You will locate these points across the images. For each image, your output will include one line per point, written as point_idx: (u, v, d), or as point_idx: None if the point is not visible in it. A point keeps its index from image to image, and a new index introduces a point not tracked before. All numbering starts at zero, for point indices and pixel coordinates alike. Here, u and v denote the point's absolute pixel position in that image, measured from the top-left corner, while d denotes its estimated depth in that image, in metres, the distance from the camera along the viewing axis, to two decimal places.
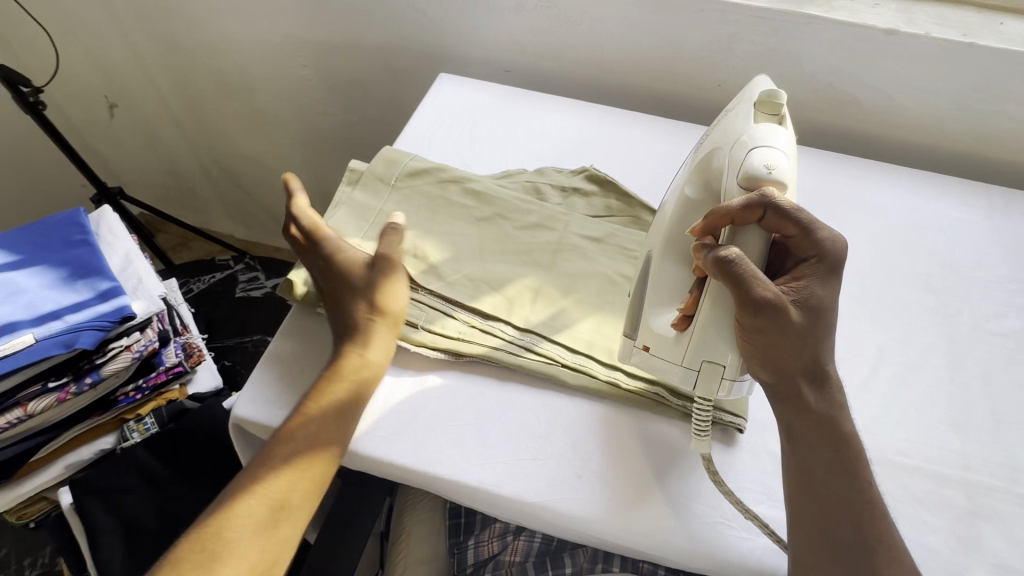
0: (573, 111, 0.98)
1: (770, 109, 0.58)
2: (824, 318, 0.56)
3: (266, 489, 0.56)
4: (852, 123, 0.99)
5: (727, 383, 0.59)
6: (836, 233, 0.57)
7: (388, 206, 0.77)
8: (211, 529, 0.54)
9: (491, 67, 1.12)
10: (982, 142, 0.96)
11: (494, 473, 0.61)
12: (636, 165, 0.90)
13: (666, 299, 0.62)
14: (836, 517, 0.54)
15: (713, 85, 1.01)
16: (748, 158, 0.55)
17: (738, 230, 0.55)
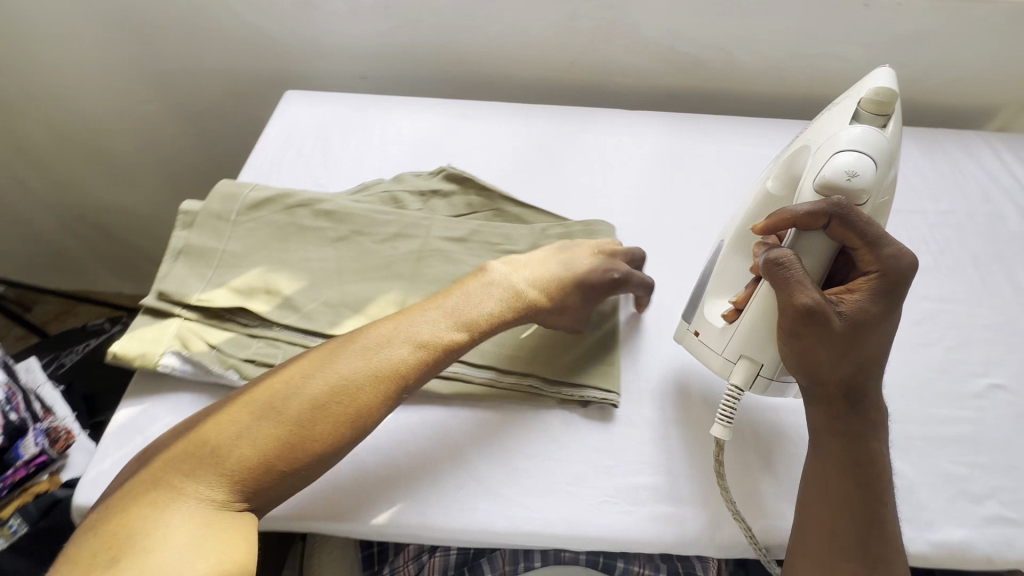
0: (430, 112, 0.95)
1: (877, 108, 0.56)
2: (870, 338, 0.52)
3: (326, 385, 0.54)
4: (700, 83, 1.02)
5: (763, 379, 0.58)
6: (906, 248, 0.52)
7: (230, 243, 0.72)
8: (264, 399, 0.53)
9: (344, 77, 1.07)
10: (818, 83, 1.01)
11: (411, 507, 0.57)
12: (499, 155, 0.89)
13: (724, 289, 0.62)
14: (823, 522, 0.52)
15: (566, 64, 1.01)
16: (837, 158, 0.53)
17: (801, 234, 0.53)
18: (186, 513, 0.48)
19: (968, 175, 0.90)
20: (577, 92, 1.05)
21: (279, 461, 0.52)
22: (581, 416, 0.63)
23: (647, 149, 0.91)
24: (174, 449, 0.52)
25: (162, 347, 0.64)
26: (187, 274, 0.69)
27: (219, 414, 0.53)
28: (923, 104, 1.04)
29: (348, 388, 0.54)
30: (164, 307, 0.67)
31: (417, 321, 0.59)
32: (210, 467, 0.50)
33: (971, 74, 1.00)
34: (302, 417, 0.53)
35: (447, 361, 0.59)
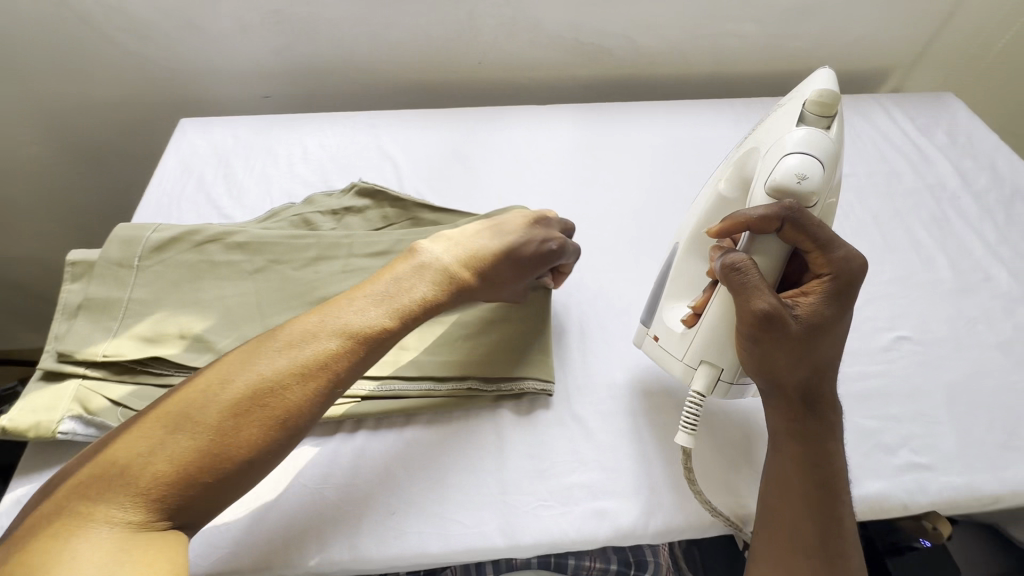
0: (337, 127, 0.92)
1: (825, 108, 0.56)
2: (826, 341, 0.53)
3: (248, 384, 0.49)
4: (607, 71, 1.03)
5: (724, 384, 0.58)
6: (857, 251, 0.53)
7: (134, 291, 0.67)
8: (178, 407, 0.48)
9: (245, 97, 1.03)
10: (718, 62, 1.04)
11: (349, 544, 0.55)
12: (411, 164, 0.87)
13: (682, 293, 0.61)
14: (784, 522, 0.52)
15: (472, 64, 1.00)
16: (786, 161, 0.54)
17: (756, 239, 0.53)
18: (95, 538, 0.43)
19: (863, 138, 0.95)
20: (487, 91, 1.04)
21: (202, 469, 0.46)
22: (512, 421, 0.62)
23: (560, 143, 0.91)
24: (80, 471, 0.46)
25: (60, 413, 0.59)
26: (86, 331, 0.64)
27: (129, 429, 0.48)
28: (818, 72, 1.09)
29: (273, 386, 0.49)
30: (60, 370, 0.62)
31: (346, 307, 0.55)
32: (121, 487, 0.45)
33: (859, 41, 1.05)
34: (223, 422, 0.48)
35: (384, 347, 0.55)
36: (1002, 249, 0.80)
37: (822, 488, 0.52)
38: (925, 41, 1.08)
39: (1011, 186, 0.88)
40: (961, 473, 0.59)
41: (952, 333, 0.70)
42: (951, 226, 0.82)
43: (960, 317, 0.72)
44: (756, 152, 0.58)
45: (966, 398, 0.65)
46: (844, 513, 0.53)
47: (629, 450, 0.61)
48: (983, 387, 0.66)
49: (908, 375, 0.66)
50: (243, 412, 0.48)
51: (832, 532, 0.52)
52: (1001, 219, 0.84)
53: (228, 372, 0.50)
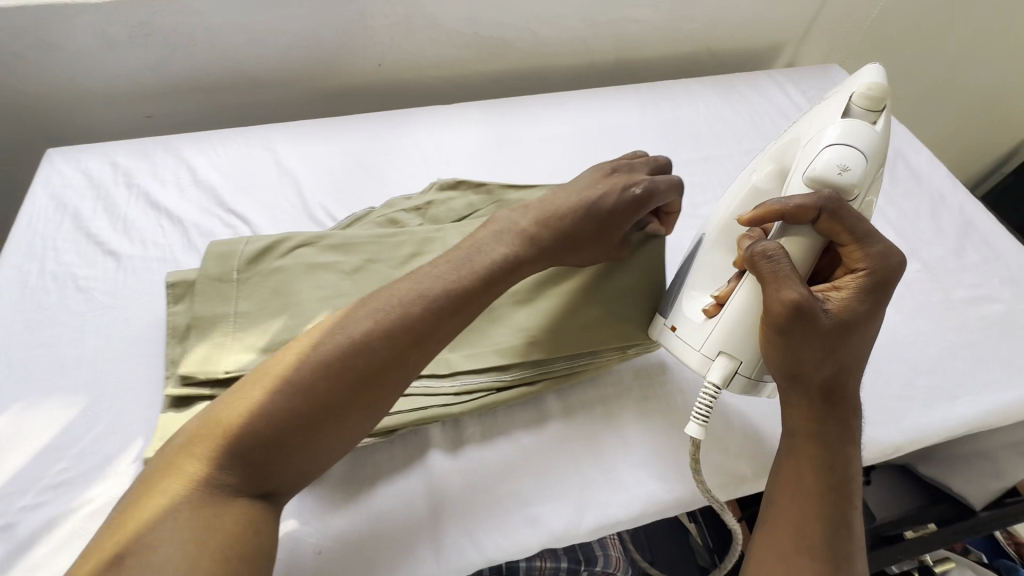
0: (231, 145, 0.86)
1: (869, 106, 0.60)
2: (862, 336, 0.53)
3: (335, 354, 0.48)
4: (513, 64, 1.02)
5: (742, 378, 0.57)
6: (891, 250, 0.54)
7: (238, 306, 0.62)
8: (273, 371, 0.48)
9: (125, 118, 0.95)
10: (621, 49, 1.05)
11: None
12: (315, 175, 0.83)
13: (703, 285, 0.61)
14: (790, 525, 0.51)
15: (372, 65, 0.95)
16: (830, 152, 0.56)
17: (790, 228, 0.55)
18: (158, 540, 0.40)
19: (762, 114, 0.99)
20: (392, 94, 1.01)
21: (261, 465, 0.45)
22: (437, 437, 0.61)
23: (470, 143, 0.89)
24: (188, 428, 0.47)
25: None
26: (200, 354, 0.58)
27: (233, 392, 0.48)
28: (718, 51, 1.12)
29: (360, 357, 0.48)
30: (189, 393, 0.57)
31: (426, 275, 0.54)
32: (218, 451, 0.45)
33: (751, 18, 1.09)
34: (311, 391, 0.47)
35: (468, 314, 0.54)
36: (889, 210, 0.85)
37: (836, 491, 0.51)
38: (811, 16, 1.13)
39: (893, 148, 0.94)
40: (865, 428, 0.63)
41: None
42: None
43: None
44: (797, 145, 0.61)
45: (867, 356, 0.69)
46: (855, 518, 0.51)
47: (551, 453, 0.61)
48: (880, 343, 0.70)
49: None
50: (331, 382, 0.47)
51: (836, 526, 0.51)
52: (886, 180, 0.90)
53: (318, 341, 0.49)
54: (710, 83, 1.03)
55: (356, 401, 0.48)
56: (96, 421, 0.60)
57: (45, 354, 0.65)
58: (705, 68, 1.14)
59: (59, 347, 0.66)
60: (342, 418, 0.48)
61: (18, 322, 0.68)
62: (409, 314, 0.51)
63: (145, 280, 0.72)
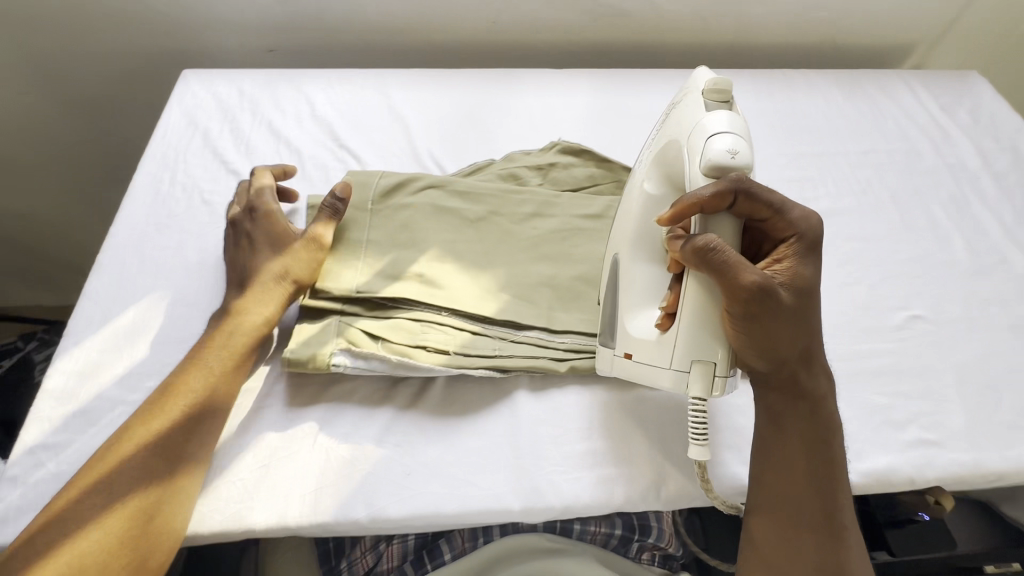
0: (348, 84, 0.89)
1: (719, 94, 0.55)
2: (812, 300, 0.55)
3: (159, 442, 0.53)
4: (627, 36, 1.00)
5: (721, 381, 0.54)
6: (809, 210, 0.55)
7: (370, 234, 0.67)
8: (108, 477, 0.51)
9: (250, 50, 0.99)
10: (741, 32, 1.01)
11: (374, 504, 0.56)
12: (423, 123, 0.85)
13: (644, 300, 0.58)
14: (789, 507, 0.54)
15: (488, 22, 0.96)
16: (711, 144, 0.52)
17: (710, 219, 0.52)
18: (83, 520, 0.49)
19: (885, 114, 0.93)
20: (501, 56, 1.01)
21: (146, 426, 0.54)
22: (527, 388, 0.63)
23: (576, 109, 0.88)
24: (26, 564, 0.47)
25: (330, 345, 0.60)
26: (338, 269, 0.63)
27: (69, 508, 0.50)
28: (842, 45, 1.06)
29: (195, 428, 0.55)
30: (323, 305, 0.62)
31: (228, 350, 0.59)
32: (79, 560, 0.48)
33: (886, 11, 1.01)
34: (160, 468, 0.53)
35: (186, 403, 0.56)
36: (1019, 232, 0.79)
37: (830, 463, 0.54)
38: (953, 14, 1.05)
39: None
40: (969, 450, 0.60)
41: (968, 314, 0.70)
42: (970, 207, 0.81)
43: (975, 299, 0.72)
44: (674, 145, 0.56)
45: (979, 379, 0.65)
46: (843, 478, 0.55)
47: (639, 422, 0.61)
48: (994, 368, 0.66)
49: (922, 355, 0.67)
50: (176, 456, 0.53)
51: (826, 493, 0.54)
52: (1020, 200, 0.83)
53: (145, 434, 0.54)
54: (832, 77, 0.98)
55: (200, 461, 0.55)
56: None
57: (172, 257, 0.70)
58: (825, 62, 1.09)
59: (183, 252, 0.71)
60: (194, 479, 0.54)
61: (149, 223, 0.73)
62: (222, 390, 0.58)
63: None
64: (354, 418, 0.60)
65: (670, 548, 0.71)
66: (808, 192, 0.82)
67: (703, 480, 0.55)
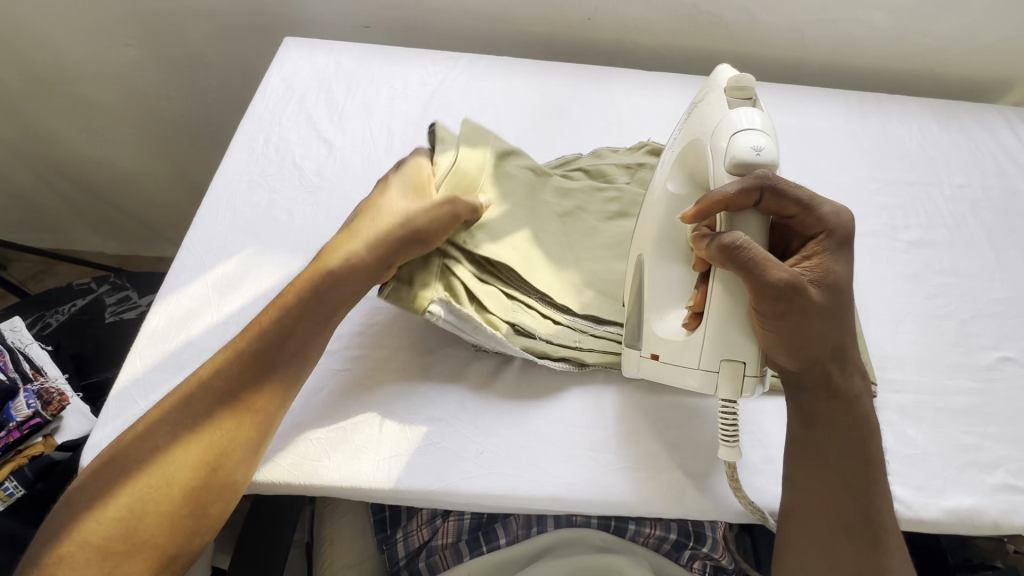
0: (441, 66, 0.90)
1: (741, 93, 0.55)
2: (844, 301, 0.53)
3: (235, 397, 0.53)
4: (719, 45, 0.99)
5: (750, 380, 0.53)
6: (838, 205, 0.54)
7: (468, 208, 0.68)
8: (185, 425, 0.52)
9: (347, 24, 1.02)
10: (838, 51, 0.99)
11: (448, 476, 0.56)
12: (513, 111, 0.85)
13: (669, 300, 0.57)
14: (823, 508, 0.52)
15: (583, 18, 0.96)
16: (737, 140, 0.51)
17: (735, 216, 0.51)
18: (158, 444, 0.51)
19: (982, 148, 0.90)
20: (591, 53, 1.01)
21: (223, 375, 0.54)
22: (602, 382, 0.63)
23: (664, 113, 0.88)
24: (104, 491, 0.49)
25: (432, 288, 0.60)
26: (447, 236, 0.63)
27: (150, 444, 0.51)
28: (940, 75, 1.03)
29: (269, 387, 0.54)
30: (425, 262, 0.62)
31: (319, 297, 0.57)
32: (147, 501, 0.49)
33: (993, 43, 0.98)
34: (230, 427, 0.52)
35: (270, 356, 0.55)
36: None
37: (864, 464, 0.53)
38: None
39: None
40: None
41: None
42: None
43: None
44: (697, 144, 0.56)
45: None
46: (881, 481, 0.53)
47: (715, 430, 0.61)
48: None
49: (1010, 399, 0.64)
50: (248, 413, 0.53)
51: (860, 498, 0.52)
52: None
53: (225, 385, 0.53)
54: (928, 106, 0.95)
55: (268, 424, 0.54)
56: None
57: (262, 213, 0.70)
58: (919, 91, 1.06)
59: (271, 211, 0.71)
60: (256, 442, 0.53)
61: (243, 181, 0.73)
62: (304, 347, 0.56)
63: (351, 169, 0.76)
64: (430, 392, 0.61)
65: (722, 561, 0.71)
66: (898, 220, 0.80)
67: (731, 479, 0.55)
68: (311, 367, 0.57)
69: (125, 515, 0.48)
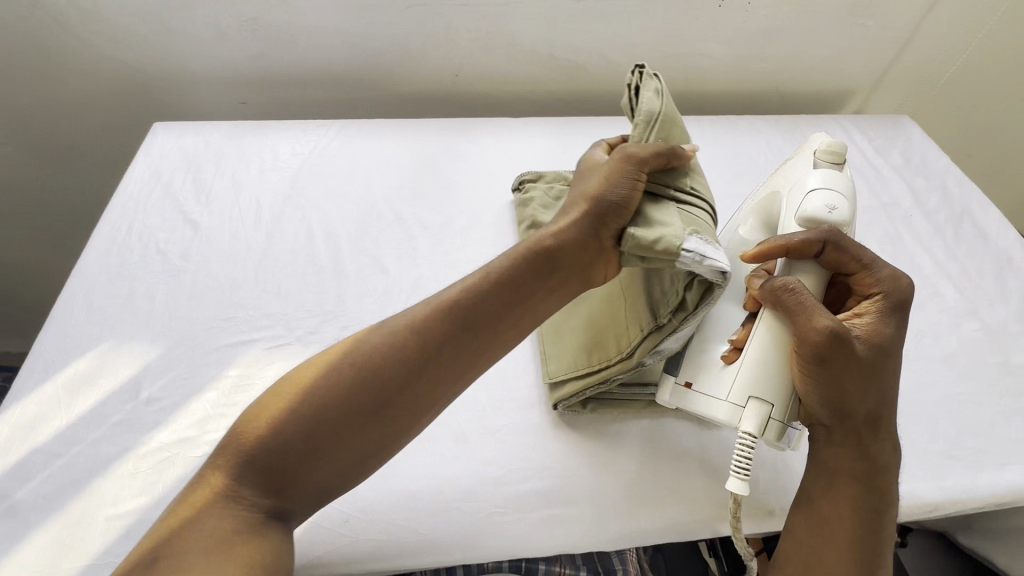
0: (313, 135, 0.92)
1: (833, 158, 0.62)
2: (895, 361, 0.54)
3: (427, 349, 0.50)
4: (581, 87, 1.06)
5: (777, 423, 0.55)
6: (902, 274, 0.55)
7: None
8: (373, 363, 0.48)
9: (221, 102, 1.04)
10: (688, 84, 1.08)
11: (326, 547, 0.56)
12: (383, 172, 0.88)
13: (714, 336, 0.61)
14: (816, 558, 0.52)
15: (449, 76, 1.02)
16: (811, 197, 0.58)
17: (794, 264, 0.56)
18: (346, 378, 0.48)
19: None
20: (462, 106, 1.07)
21: (416, 332, 0.50)
22: (479, 426, 0.64)
23: (532, 157, 0.93)
24: (291, 407, 0.47)
25: (681, 230, 0.53)
26: None
27: (338, 369, 0.48)
28: (784, 92, 1.13)
29: (453, 345, 0.51)
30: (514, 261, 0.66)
31: (527, 274, 0.54)
32: (335, 437, 0.46)
33: (821, 63, 1.09)
34: (417, 375, 0.49)
35: (473, 316, 0.52)
36: (950, 265, 0.83)
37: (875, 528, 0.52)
38: (884, 65, 1.12)
39: (959, 206, 0.92)
40: (909, 482, 0.62)
41: (904, 346, 0.73)
42: (904, 243, 0.86)
43: (910, 331, 0.75)
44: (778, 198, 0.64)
45: (916, 408, 0.67)
46: (886, 551, 0.53)
47: (592, 456, 0.63)
48: (928, 397, 0.69)
49: None
50: (432, 369, 0.49)
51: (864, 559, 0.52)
52: (949, 236, 0.87)
53: (414, 332, 0.50)
54: (774, 123, 1.04)
55: (447, 383, 0.50)
56: (170, 367, 0.64)
57: (121, 304, 0.69)
58: (769, 109, 1.15)
59: (133, 300, 0.70)
60: (437, 398, 0.50)
61: (102, 273, 0.72)
62: (493, 308, 0.52)
63: (219, 247, 0.76)
64: None
65: None
66: None
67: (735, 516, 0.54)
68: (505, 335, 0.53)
69: (311, 430, 0.46)
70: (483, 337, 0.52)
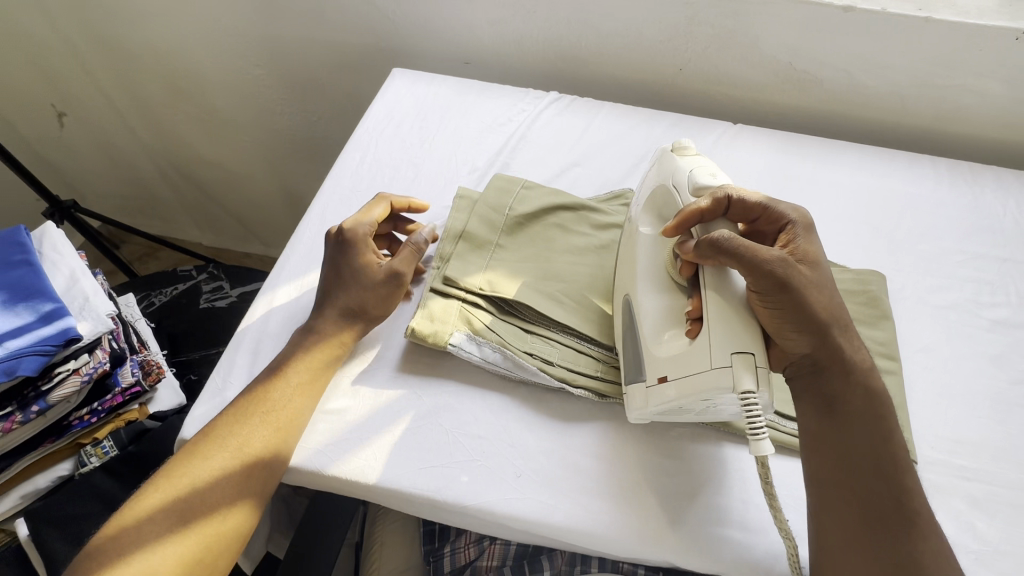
0: (530, 103, 0.95)
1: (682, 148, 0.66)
2: (827, 274, 0.58)
3: (258, 411, 0.61)
4: (811, 102, 0.98)
5: (764, 370, 0.52)
6: (794, 204, 0.62)
7: (561, 259, 0.73)
8: (225, 428, 0.60)
9: (447, 58, 1.10)
10: (939, 119, 0.96)
11: (507, 499, 0.59)
12: (591, 152, 0.89)
13: (663, 327, 0.59)
14: (846, 487, 0.53)
15: (674, 69, 0.99)
16: (694, 171, 0.61)
17: (711, 224, 0.57)
18: (207, 452, 0.59)
19: None
20: (674, 100, 1.04)
21: (231, 413, 0.62)
22: (661, 426, 0.64)
23: (745, 165, 0.88)
24: (171, 489, 0.57)
25: (451, 326, 0.66)
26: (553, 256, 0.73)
27: (198, 447, 0.60)
28: None
29: (257, 412, 0.61)
30: (580, 270, 0.72)
31: (285, 376, 0.63)
32: (212, 492, 0.57)
33: None
34: (255, 425, 0.60)
35: (262, 393, 0.62)
36: None
37: (887, 450, 0.54)
38: None
39: None
40: None
41: None
42: None
43: None
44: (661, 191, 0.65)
45: None
46: (904, 467, 0.54)
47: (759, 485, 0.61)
48: None
49: None
50: (269, 417, 0.61)
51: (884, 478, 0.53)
52: None
53: (233, 411, 0.62)
54: None
55: (291, 417, 0.61)
56: None
57: None
58: None
59: None
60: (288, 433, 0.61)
61: (338, 197, 0.81)
62: (252, 398, 0.62)
63: (436, 194, 0.82)
64: (493, 411, 0.64)
65: None
66: (983, 296, 0.76)
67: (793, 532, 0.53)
68: (305, 393, 0.63)
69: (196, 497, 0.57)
70: (292, 397, 0.62)
